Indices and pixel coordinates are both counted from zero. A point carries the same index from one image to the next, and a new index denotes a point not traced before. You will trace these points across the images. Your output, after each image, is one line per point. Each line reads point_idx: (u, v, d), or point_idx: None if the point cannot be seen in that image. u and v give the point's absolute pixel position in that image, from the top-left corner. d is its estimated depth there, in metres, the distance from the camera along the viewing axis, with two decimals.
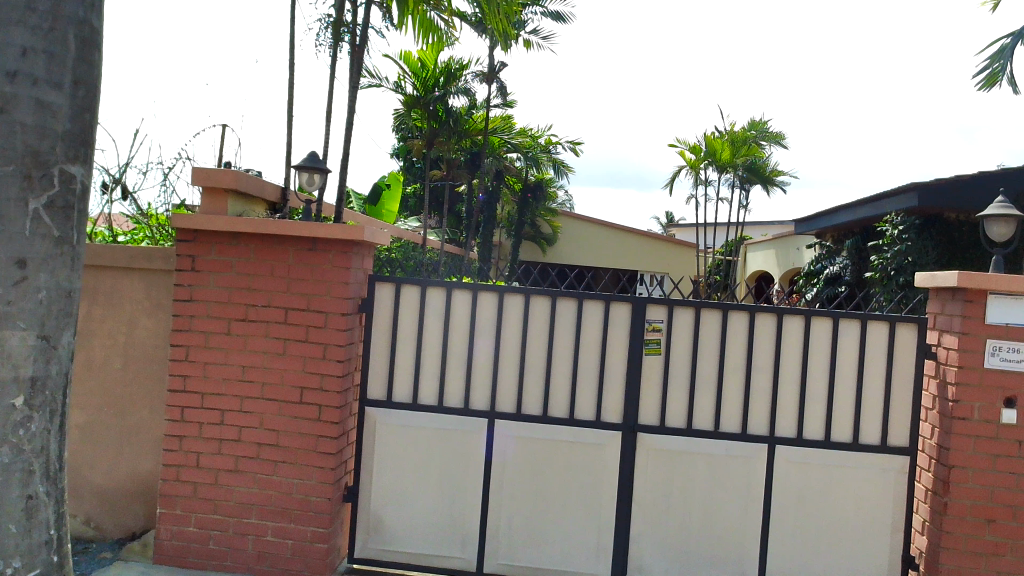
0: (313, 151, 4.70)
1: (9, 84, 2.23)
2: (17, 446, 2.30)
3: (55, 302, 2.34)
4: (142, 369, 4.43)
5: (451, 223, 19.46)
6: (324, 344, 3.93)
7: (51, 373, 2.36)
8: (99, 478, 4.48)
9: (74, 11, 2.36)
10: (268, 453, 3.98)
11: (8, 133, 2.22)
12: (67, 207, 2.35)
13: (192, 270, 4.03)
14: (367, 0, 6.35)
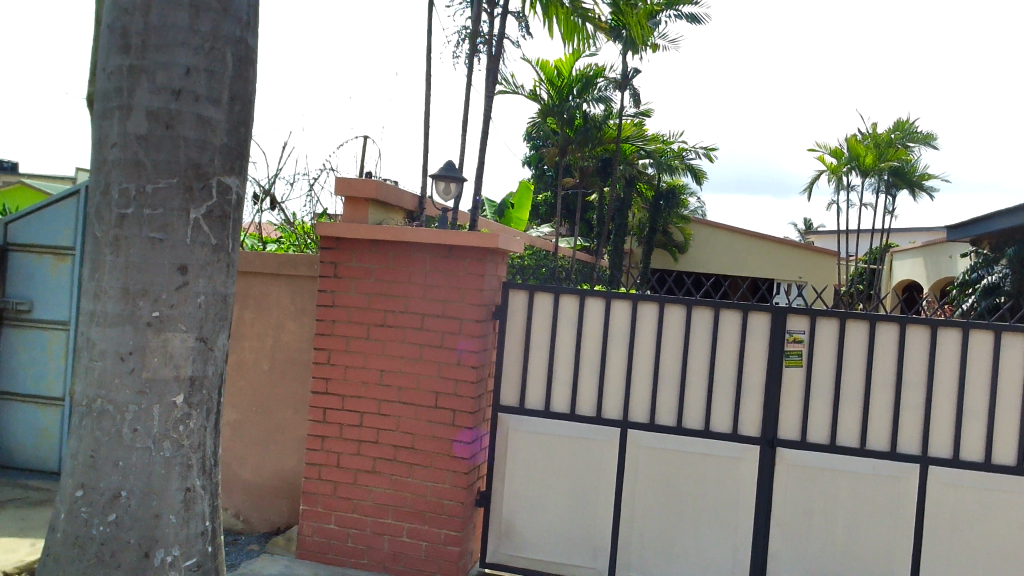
0: (450, 160, 4.80)
1: (173, 102, 2.38)
2: (177, 441, 2.44)
3: (212, 307, 2.48)
4: (288, 370, 4.64)
5: (582, 230, 19.47)
6: (458, 349, 4.00)
7: (208, 373, 2.49)
8: (247, 474, 4.71)
9: (232, 30, 2.49)
10: (404, 455, 4.08)
11: (172, 147, 2.37)
12: (223, 217, 2.49)
13: (335, 276, 4.19)
14: (505, 9, 6.43)
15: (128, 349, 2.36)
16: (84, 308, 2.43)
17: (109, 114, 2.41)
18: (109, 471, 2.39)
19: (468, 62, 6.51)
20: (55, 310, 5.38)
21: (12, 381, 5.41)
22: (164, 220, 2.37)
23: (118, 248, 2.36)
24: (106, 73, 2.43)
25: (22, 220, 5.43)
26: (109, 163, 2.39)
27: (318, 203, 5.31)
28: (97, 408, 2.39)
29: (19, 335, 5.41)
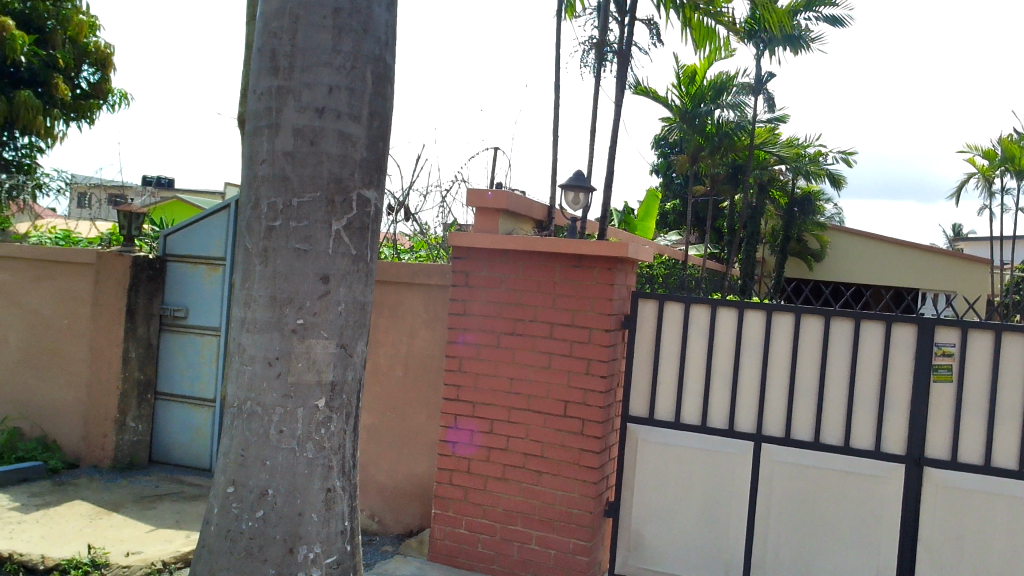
0: (578, 170, 4.81)
1: (317, 119, 2.50)
2: (319, 443, 2.55)
3: (352, 314, 2.58)
4: (421, 377, 4.77)
5: (712, 238, 19.05)
6: (588, 359, 4.00)
7: (348, 379, 2.59)
8: (382, 476, 4.87)
9: (372, 50, 2.59)
10: (533, 463, 4.11)
11: (316, 163, 2.49)
12: (363, 228, 2.59)
13: (466, 285, 4.28)
14: (633, 17, 6.40)
15: (275, 354, 2.49)
16: (236, 315, 2.58)
17: (259, 133, 2.55)
18: (257, 470, 2.53)
19: (596, 72, 6.50)
20: (207, 316, 5.73)
21: (169, 383, 5.80)
22: (308, 232, 2.49)
23: (267, 258, 2.50)
24: (257, 94, 2.58)
25: (180, 232, 5.82)
26: (260, 179, 2.54)
27: (449, 213, 5.44)
28: (248, 409, 2.53)
29: (176, 340, 5.80)
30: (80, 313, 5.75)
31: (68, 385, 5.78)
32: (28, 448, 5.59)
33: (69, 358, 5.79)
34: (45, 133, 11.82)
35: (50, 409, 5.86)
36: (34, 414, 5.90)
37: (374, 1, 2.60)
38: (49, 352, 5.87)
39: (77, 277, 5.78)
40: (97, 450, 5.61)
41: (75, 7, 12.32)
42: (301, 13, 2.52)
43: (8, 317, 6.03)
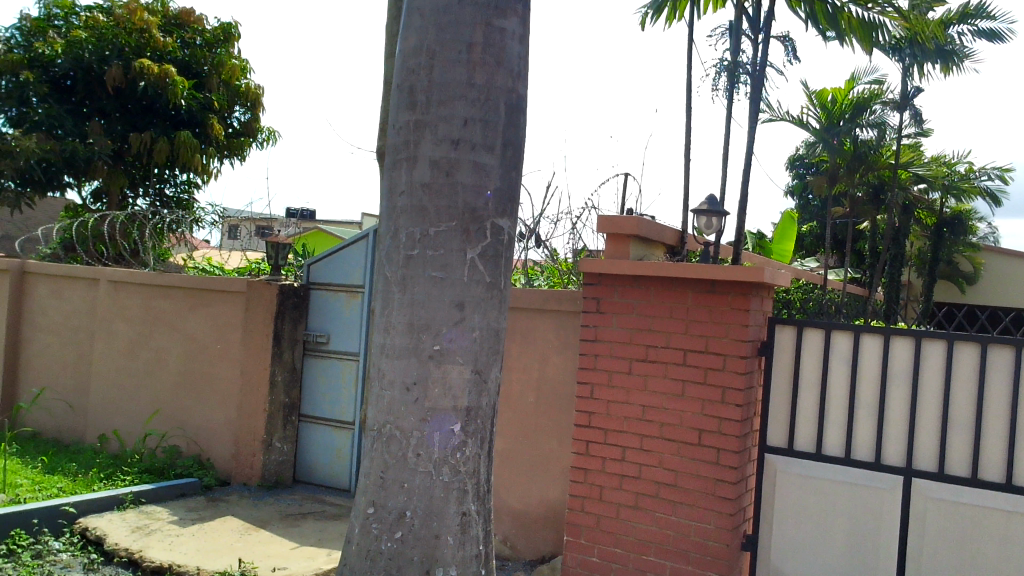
0: (711, 194, 4.73)
1: (453, 150, 2.58)
2: (455, 467, 2.60)
3: (486, 341, 2.62)
4: (552, 403, 4.79)
5: (853, 262, 18.24)
6: (723, 387, 3.90)
7: (483, 404, 2.63)
8: (515, 502, 4.90)
9: (505, 82, 2.66)
10: (667, 492, 4.03)
11: (452, 193, 2.57)
12: (497, 255, 2.64)
13: (598, 311, 4.28)
14: (767, 36, 6.24)
15: (413, 379, 2.56)
16: (376, 341, 2.68)
17: (398, 165, 2.65)
18: (395, 492, 2.60)
19: (729, 94, 6.39)
20: (347, 341, 5.95)
21: (312, 406, 6.06)
22: (444, 260, 2.56)
23: (405, 286, 2.58)
24: (396, 128, 2.68)
25: (322, 261, 6.10)
26: (398, 210, 2.63)
27: (580, 239, 5.45)
28: (387, 433, 2.61)
29: (319, 365, 6.05)
30: (231, 338, 6.12)
31: (221, 407, 6.14)
32: (185, 465, 5.96)
33: (222, 381, 6.15)
34: (201, 170, 12.68)
35: (205, 429, 6.23)
36: (191, 433, 6.29)
37: (506, 35, 2.67)
38: (204, 375, 6.26)
39: (229, 304, 6.15)
40: (246, 468, 5.91)
41: (229, 52, 13.20)
42: (436, 49, 2.61)
43: (169, 342, 6.47)
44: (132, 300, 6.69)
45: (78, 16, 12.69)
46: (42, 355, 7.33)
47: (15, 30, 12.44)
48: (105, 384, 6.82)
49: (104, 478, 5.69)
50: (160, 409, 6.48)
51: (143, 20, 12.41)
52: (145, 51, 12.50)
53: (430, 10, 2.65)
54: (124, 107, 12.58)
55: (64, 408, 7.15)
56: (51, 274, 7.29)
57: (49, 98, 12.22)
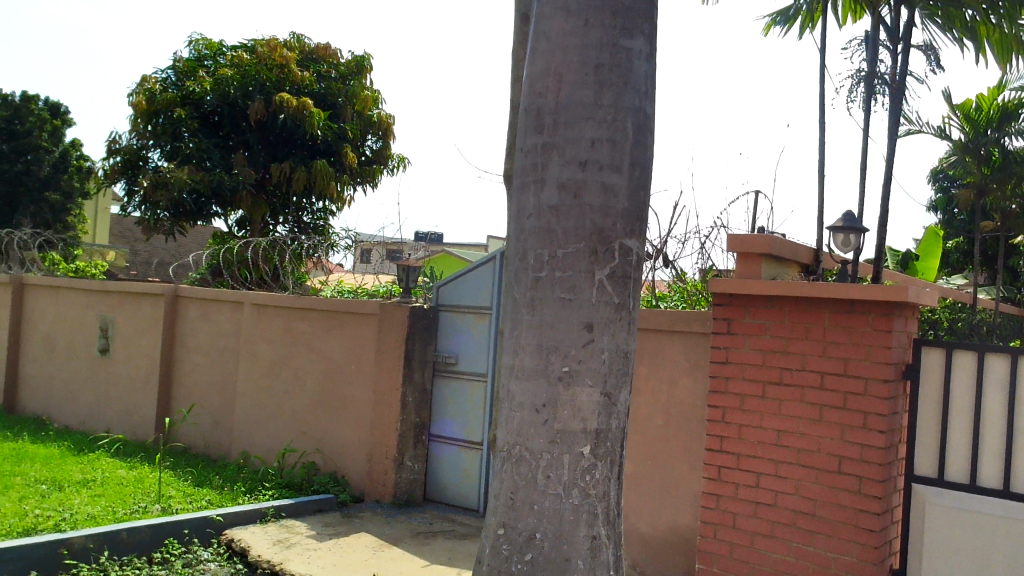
0: (849, 210, 4.54)
1: (581, 172, 2.58)
2: (585, 490, 2.58)
3: (615, 363, 2.60)
4: (682, 427, 4.69)
5: (1006, 279, 17.05)
6: (865, 412, 3.71)
7: (612, 427, 2.61)
8: (644, 527, 4.82)
9: (632, 101, 2.64)
10: (804, 521, 3.87)
11: (580, 214, 2.57)
12: (626, 276, 2.61)
13: (728, 332, 4.17)
14: (907, 45, 5.96)
15: (543, 401, 2.56)
16: (505, 362, 2.69)
17: (526, 188, 2.67)
18: (526, 514, 2.60)
19: (865, 106, 6.12)
20: (475, 363, 6.03)
21: (442, 426, 6.17)
22: (573, 281, 2.56)
23: (534, 307, 2.60)
24: (524, 151, 2.70)
25: (451, 283, 6.22)
26: (526, 232, 2.65)
27: (708, 258, 5.34)
28: (516, 454, 2.62)
29: (448, 386, 6.17)
30: (364, 359, 6.32)
31: (355, 425, 6.34)
32: (322, 481, 6.18)
33: (356, 400, 6.35)
34: (336, 197, 13.24)
35: (340, 447, 6.44)
36: (327, 451, 6.52)
37: (633, 55, 2.66)
38: (340, 394, 6.48)
39: (362, 326, 6.36)
40: (378, 485, 6.06)
41: (362, 83, 13.72)
42: (564, 72, 2.63)
43: (307, 362, 6.75)
44: (273, 322, 7.03)
45: (225, 56, 13.50)
46: (193, 374, 7.80)
47: (170, 71, 13.36)
48: (248, 402, 7.17)
49: (247, 492, 5.98)
50: (298, 427, 6.76)
51: (283, 56, 13.07)
52: (285, 85, 13.19)
53: (557, 34, 2.67)
54: (265, 139, 13.30)
55: (211, 425, 7.56)
56: (200, 297, 7.74)
57: (199, 133, 13.08)
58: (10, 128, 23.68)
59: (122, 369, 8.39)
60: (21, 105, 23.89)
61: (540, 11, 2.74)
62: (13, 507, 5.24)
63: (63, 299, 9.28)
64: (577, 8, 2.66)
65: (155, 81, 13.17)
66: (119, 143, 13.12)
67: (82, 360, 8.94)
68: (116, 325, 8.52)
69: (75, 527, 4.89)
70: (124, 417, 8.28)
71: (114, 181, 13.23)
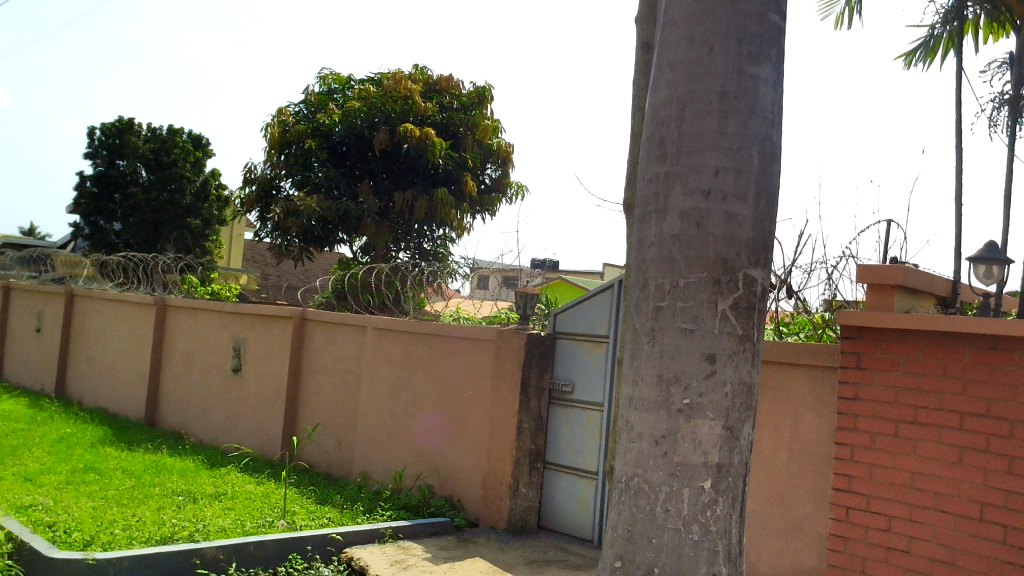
0: (991, 240, 4.29)
1: (704, 201, 2.54)
2: (705, 526, 2.51)
3: (738, 396, 2.53)
4: (807, 464, 4.51)
5: None
6: (1010, 457, 3.48)
7: (734, 462, 2.53)
8: (765, 567, 4.64)
9: (758, 129, 2.60)
10: (942, 570, 3.64)
11: (702, 244, 2.53)
12: (750, 307, 2.54)
13: (857, 367, 4.00)
14: None
15: (662, 433, 2.52)
16: (625, 392, 2.67)
17: (648, 217, 2.65)
18: (643, 547, 2.55)
19: (1010, 130, 5.78)
20: (591, 392, 6.00)
21: (557, 454, 6.16)
22: (694, 312, 2.51)
23: (655, 338, 2.56)
24: (646, 180, 2.69)
25: (568, 311, 6.22)
26: (647, 261, 2.62)
27: (835, 289, 5.14)
28: (635, 485, 2.58)
29: (564, 413, 6.15)
30: (482, 385, 6.39)
31: (472, 450, 6.40)
32: (438, 504, 6.26)
33: (473, 425, 6.42)
34: (456, 225, 13.58)
35: (456, 470, 6.52)
36: (443, 474, 6.61)
37: (759, 82, 2.61)
38: (457, 419, 6.57)
39: (481, 352, 6.43)
40: (493, 511, 6.09)
41: (482, 113, 13.99)
42: (687, 101, 2.62)
43: (426, 386, 6.88)
44: (395, 347, 7.21)
45: (352, 89, 14.07)
46: (317, 395, 8.08)
47: (302, 105, 14.06)
48: (369, 424, 7.37)
49: (367, 512, 6.12)
50: (416, 450, 6.89)
51: (407, 88, 13.50)
52: (409, 116, 13.62)
53: (680, 63, 2.66)
54: (389, 168, 13.82)
55: (333, 444, 7.81)
56: (326, 320, 8.02)
57: (327, 163, 13.63)
58: (157, 159, 25.42)
59: (252, 388, 8.79)
60: (167, 139, 25.61)
61: (663, 40, 2.73)
62: (153, 517, 5.55)
63: (201, 320, 9.81)
64: (701, 36, 2.64)
65: (288, 114, 13.88)
66: (255, 172, 13.84)
67: (216, 379, 9.41)
68: (248, 345, 8.94)
69: (207, 538, 5.14)
70: (253, 434, 8.66)
71: (249, 209, 13.96)
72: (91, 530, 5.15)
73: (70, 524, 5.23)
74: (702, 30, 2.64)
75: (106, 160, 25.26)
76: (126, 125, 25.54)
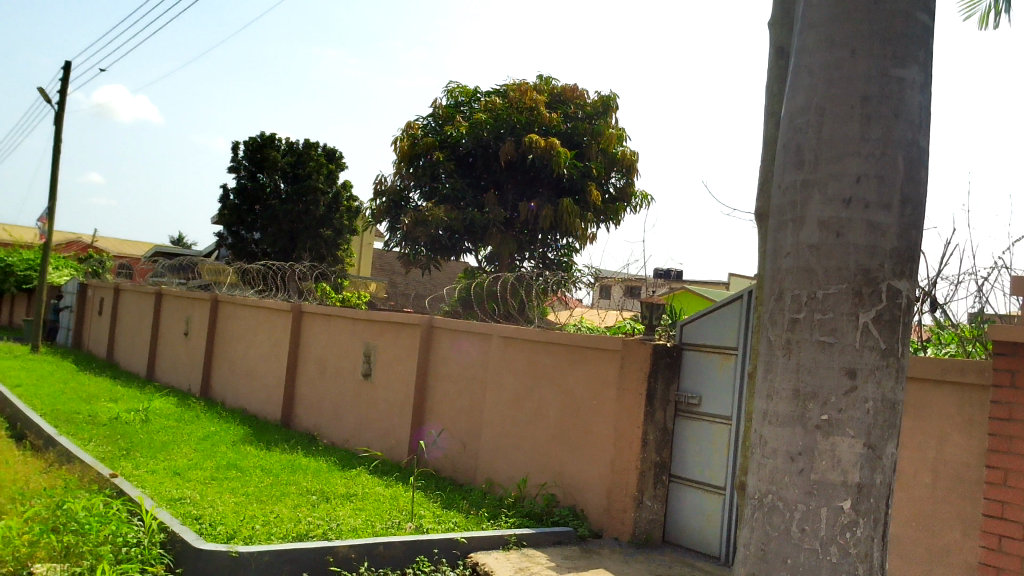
0: None
1: (845, 209, 2.44)
2: (844, 547, 2.40)
3: (881, 414, 2.40)
4: (953, 488, 4.26)
5: None
6: None
7: (877, 482, 2.40)
8: None
9: (903, 134, 2.48)
10: None
11: (842, 254, 2.42)
12: (894, 320, 2.41)
13: (1011, 386, 3.75)
14: None
15: (798, 449, 2.44)
16: (759, 406, 2.60)
17: (784, 227, 2.57)
18: (778, 567, 2.47)
19: None
20: (719, 405, 5.86)
21: (683, 468, 6.05)
22: (834, 324, 2.41)
23: (791, 351, 2.48)
24: (782, 188, 2.62)
25: (695, 322, 6.11)
26: (784, 272, 2.54)
27: (984, 301, 4.83)
28: (769, 502, 2.50)
29: (691, 426, 6.04)
30: (608, 395, 6.36)
31: (596, 460, 6.38)
32: (562, 513, 6.27)
33: (597, 435, 6.40)
34: (580, 235, 13.60)
35: (580, 480, 6.51)
36: (567, 483, 6.61)
37: (905, 84, 2.50)
38: (582, 428, 6.56)
39: (606, 362, 6.41)
40: (618, 523, 6.03)
41: (607, 122, 13.95)
42: (827, 106, 2.53)
43: (551, 396, 6.91)
44: (520, 355, 7.27)
45: (479, 101, 14.35)
46: (444, 402, 8.24)
47: (431, 117, 14.46)
48: (493, 431, 7.45)
49: (491, 518, 6.20)
50: (540, 458, 6.92)
51: (533, 99, 13.67)
52: (534, 127, 13.76)
53: (819, 67, 2.57)
54: (515, 178, 13.97)
55: (458, 450, 7.94)
56: (453, 328, 8.18)
57: (454, 174, 13.93)
58: (295, 172, 26.68)
59: (381, 393, 9.06)
60: (304, 153, 26.86)
61: (801, 45, 2.65)
62: (289, 514, 5.80)
63: (334, 326, 10.20)
64: (842, 39, 2.54)
65: (417, 127, 14.33)
66: (385, 184, 14.29)
67: (347, 383, 9.76)
68: (378, 351, 9.23)
69: (340, 536, 5.32)
70: (381, 438, 8.91)
71: (380, 219, 14.43)
72: (233, 524, 5.43)
73: (215, 518, 5.54)
74: (843, 32, 2.55)
75: (248, 173, 26.66)
76: (266, 140, 26.91)
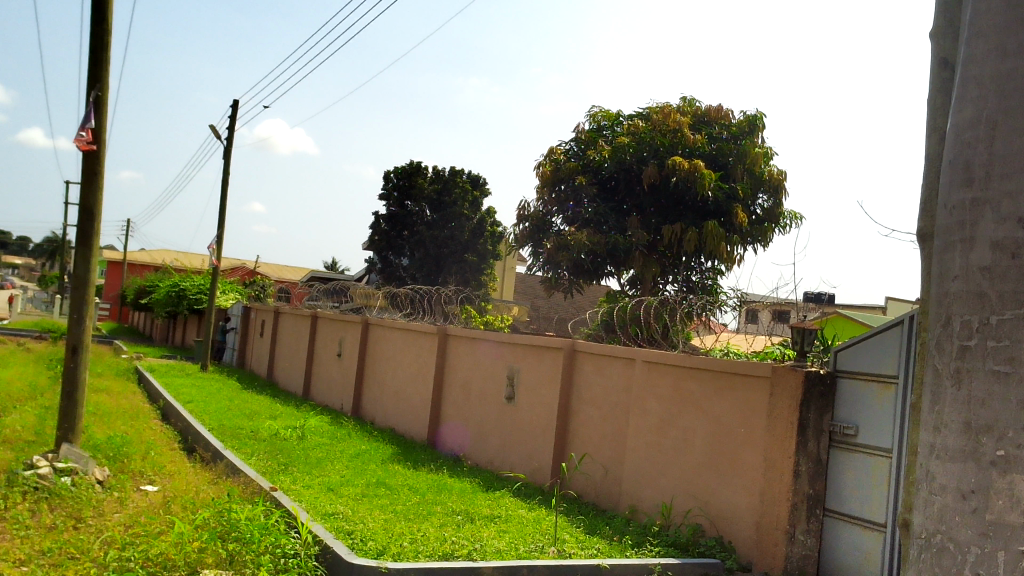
0: None
1: (1020, 230, 2.27)
2: None
3: None
4: None
5: None
6: None
7: None
8: None
9: None
10: None
11: (1019, 278, 2.24)
12: None
13: None
14: None
15: (971, 486, 2.27)
16: (926, 439, 2.44)
17: (952, 248, 2.42)
18: None
19: None
20: (880, 437, 5.52)
21: (839, 501, 5.69)
22: (1011, 352, 2.22)
23: (961, 380, 2.32)
24: (949, 208, 2.46)
25: (851, 347, 5.80)
26: (951, 296, 2.39)
27: None
28: (938, 543, 2.34)
29: (847, 458, 5.69)
30: (757, 423, 6.16)
31: (745, 490, 6.18)
32: (708, 544, 6.12)
33: (747, 463, 6.20)
34: (725, 258, 13.22)
35: (727, 510, 6.32)
36: (713, 512, 6.44)
37: None
38: (729, 456, 6.38)
39: (755, 390, 6.22)
40: (770, 556, 5.83)
41: (754, 142, 13.59)
42: (1000, 118, 2.37)
43: (698, 423, 6.73)
44: (665, 381, 7.15)
45: (621, 124, 14.37)
46: (587, 426, 8.21)
47: (574, 143, 14.69)
48: (637, 457, 7.35)
49: (635, 546, 6.11)
50: (685, 486, 6.77)
51: (676, 121, 13.51)
52: (678, 148, 13.62)
53: (990, 77, 2.42)
54: (658, 201, 13.82)
55: (602, 475, 7.88)
56: (596, 352, 8.14)
57: (597, 198, 14.08)
58: (440, 199, 27.49)
59: (524, 416, 9.12)
60: (449, 179, 27.68)
61: (969, 53, 2.50)
62: (435, 533, 5.93)
63: (478, 349, 10.39)
64: (1016, 48, 2.38)
65: (560, 152, 14.57)
66: (528, 209, 14.56)
67: (491, 406, 9.88)
68: (522, 375, 9.31)
69: (485, 557, 5.39)
70: (525, 460, 8.96)
71: (523, 244, 14.69)
72: (383, 540, 5.61)
73: (365, 533, 5.74)
74: (1017, 39, 2.39)
75: (398, 201, 27.79)
76: (414, 168, 27.98)
